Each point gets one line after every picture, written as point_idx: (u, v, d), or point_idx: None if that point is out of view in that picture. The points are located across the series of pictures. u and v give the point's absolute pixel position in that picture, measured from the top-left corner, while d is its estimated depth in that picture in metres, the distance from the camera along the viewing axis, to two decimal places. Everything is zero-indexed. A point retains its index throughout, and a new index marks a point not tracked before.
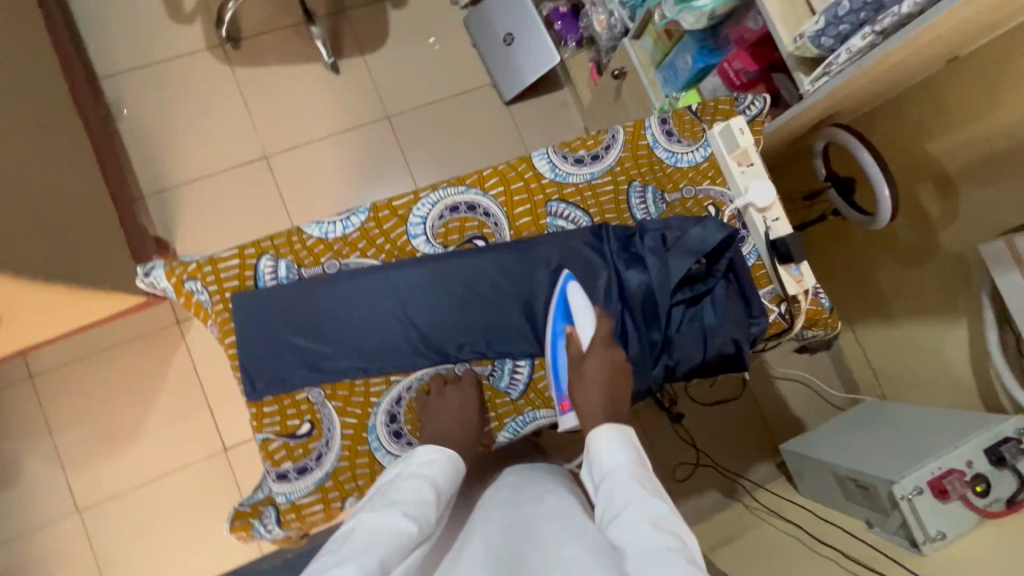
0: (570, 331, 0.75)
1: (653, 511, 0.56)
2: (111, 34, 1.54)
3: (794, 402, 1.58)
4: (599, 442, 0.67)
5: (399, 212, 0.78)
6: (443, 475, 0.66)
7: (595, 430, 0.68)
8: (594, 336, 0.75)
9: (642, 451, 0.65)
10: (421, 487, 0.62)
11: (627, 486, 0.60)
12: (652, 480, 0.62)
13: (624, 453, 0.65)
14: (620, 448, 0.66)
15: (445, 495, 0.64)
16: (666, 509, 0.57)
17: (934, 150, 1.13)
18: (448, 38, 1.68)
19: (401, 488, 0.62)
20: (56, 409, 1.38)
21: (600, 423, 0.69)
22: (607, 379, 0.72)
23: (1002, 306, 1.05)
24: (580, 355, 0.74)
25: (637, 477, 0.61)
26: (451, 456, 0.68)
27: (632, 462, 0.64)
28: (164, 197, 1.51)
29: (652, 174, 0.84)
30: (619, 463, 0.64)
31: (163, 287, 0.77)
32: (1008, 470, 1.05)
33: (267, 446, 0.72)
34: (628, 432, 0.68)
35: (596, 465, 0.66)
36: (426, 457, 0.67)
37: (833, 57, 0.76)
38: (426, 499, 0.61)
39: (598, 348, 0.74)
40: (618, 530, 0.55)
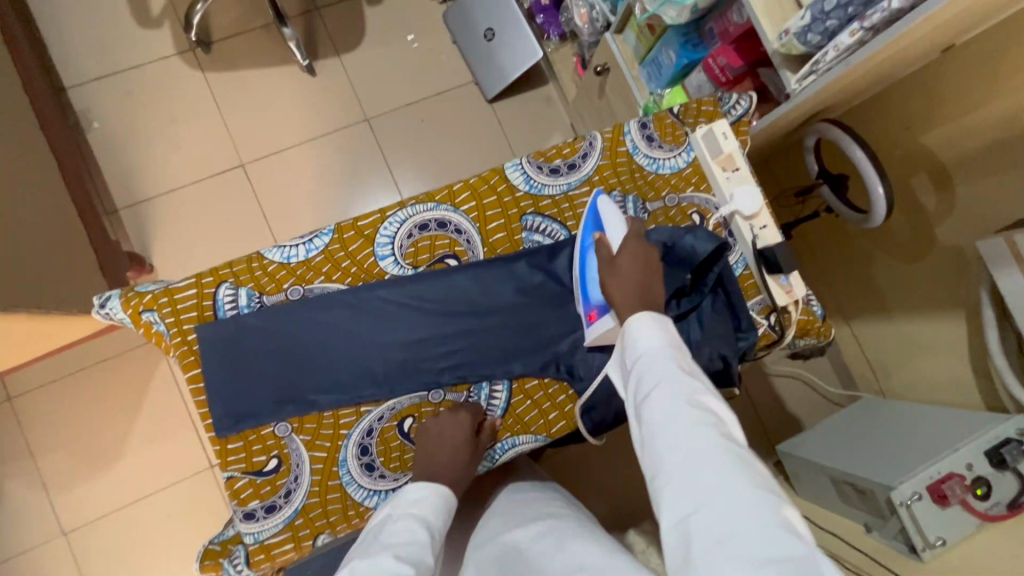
0: (599, 237, 0.71)
1: (695, 395, 0.56)
2: (77, 42, 1.49)
3: (790, 399, 1.55)
4: (638, 324, 0.63)
5: (365, 232, 0.74)
6: (435, 513, 0.63)
7: (631, 313, 0.64)
8: (625, 236, 0.70)
9: (678, 330, 0.62)
10: (412, 527, 0.59)
11: (667, 372, 0.58)
12: (687, 357, 0.61)
13: (660, 332, 0.62)
14: (657, 329, 0.62)
15: (438, 533, 0.61)
16: (707, 392, 0.57)
17: (929, 141, 1.08)
18: (427, 35, 1.62)
19: (391, 531, 0.59)
20: (35, 431, 1.35)
21: (637, 312, 0.64)
22: (641, 275, 0.66)
23: (1002, 303, 1.02)
24: (609, 257, 0.68)
25: (679, 362, 0.59)
26: (440, 493, 0.64)
27: (668, 340, 0.62)
28: (138, 210, 1.46)
29: (632, 182, 0.80)
30: (657, 344, 0.61)
31: (119, 317, 0.72)
32: (1008, 471, 1.02)
33: (232, 484, 0.69)
34: (664, 316, 0.63)
35: (633, 349, 0.63)
36: (415, 495, 0.64)
37: (821, 55, 0.72)
38: (419, 542, 0.58)
39: (631, 245, 0.68)
40: (661, 415, 0.56)
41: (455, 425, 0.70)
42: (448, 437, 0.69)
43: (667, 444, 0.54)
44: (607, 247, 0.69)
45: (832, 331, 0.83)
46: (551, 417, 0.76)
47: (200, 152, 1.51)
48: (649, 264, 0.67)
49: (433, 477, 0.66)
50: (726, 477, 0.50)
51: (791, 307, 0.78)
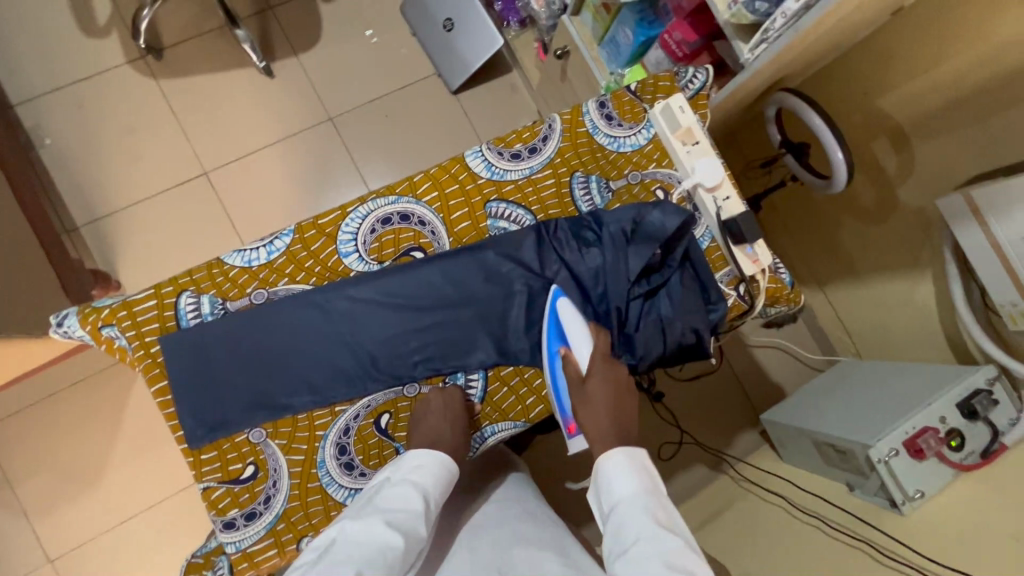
0: (565, 352, 0.71)
1: (666, 549, 0.52)
2: (20, 57, 1.43)
3: (772, 369, 1.57)
4: (609, 465, 0.61)
5: (326, 230, 0.72)
6: (433, 483, 0.63)
7: (605, 452, 0.63)
8: (591, 353, 0.70)
9: (655, 474, 0.60)
10: (409, 496, 0.60)
11: (638, 522, 0.55)
12: (667, 507, 0.58)
13: (636, 478, 0.60)
14: (631, 473, 0.60)
15: (435, 503, 0.62)
16: (680, 547, 0.53)
17: (886, 104, 1.09)
18: (385, 29, 1.60)
19: (388, 496, 0.60)
20: (10, 461, 1.31)
21: (611, 448, 0.63)
22: (610, 400, 0.68)
23: (964, 259, 1.04)
24: (579, 378, 0.70)
25: (650, 510, 0.56)
26: (441, 458, 0.65)
27: (641, 486, 0.59)
28: (100, 226, 1.42)
29: (595, 162, 0.80)
30: (630, 488, 0.59)
31: (79, 335, 0.70)
32: (980, 421, 1.05)
33: (209, 495, 0.68)
34: (639, 455, 0.62)
35: (605, 494, 0.61)
36: (415, 462, 0.64)
37: (770, 23, 0.73)
38: (412, 510, 0.59)
39: (599, 366, 0.70)
40: (628, 568, 0.52)
41: (448, 395, 0.71)
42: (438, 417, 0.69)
43: None
44: (575, 365, 0.70)
45: (801, 297, 0.84)
46: (529, 402, 0.75)
47: (161, 163, 1.47)
48: (618, 390, 0.68)
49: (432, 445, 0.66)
50: None
51: (759, 276, 0.78)
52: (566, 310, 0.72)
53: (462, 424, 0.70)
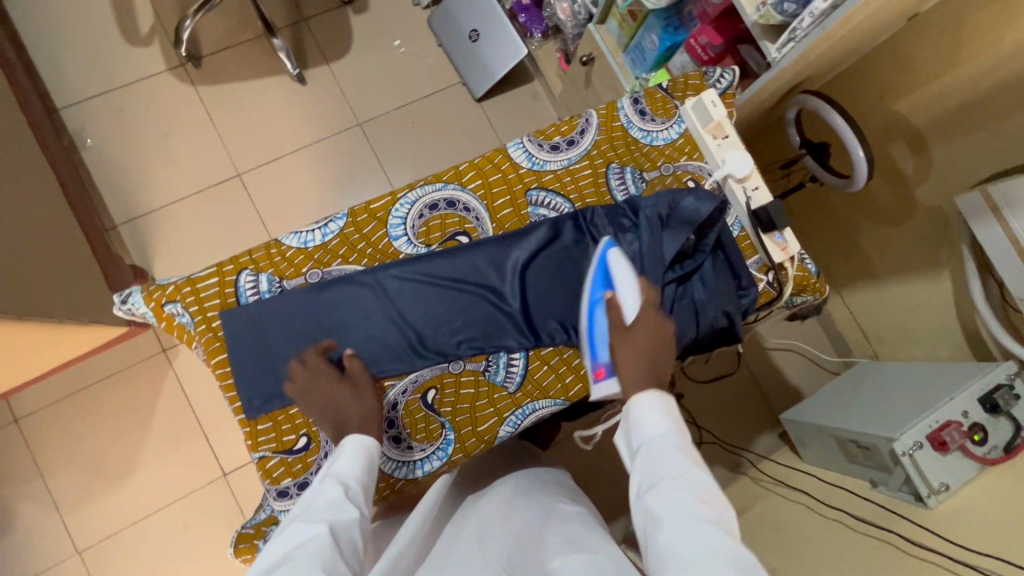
0: (610, 297, 0.72)
1: (696, 486, 0.57)
2: (67, 64, 1.50)
3: (789, 372, 1.59)
4: (641, 406, 0.65)
5: (378, 215, 0.77)
6: (351, 468, 0.63)
7: (638, 393, 0.66)
8: (637, 304, 0.71)
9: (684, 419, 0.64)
10: (326, 489, 0.60)
11: (670, 461, 0.60)
12: (692, 448, 0.62)
13: (667, 421, 0.64)
14: (663, 415, 0.64)
15: (356, 487, 0.62)
16: (709, 484, 0.58)
17: (903, 108, 1.13)
18: (413, 39, 1.67)
19: (305, 500, 0.60)
20: (43, 451, 1.34)
21: (646, 390, 0.66)
22: (649, 348, 0.68)
23: (983, 256, 1.07)
24: (621, 326, 0.70)
25: (681, 450, 0.61)
26: (348, 441, 0.65)
27: (672, 427, 0.63)
28: (137, 225, 1.47)
29: (629, 154, 0.84)
30: (662, 429, 0.63)
31: (142, 312, 0.74)
32: (1003, 416, 1.07)
33: (265, 464, 0.70)
34: (671, 399, 0.65)
35: (635, 432, 0.65)
36: (329, 459, 0.64)
37: (798, 22, 0.77)
38: (333, 502, 0.59)
39: (646, 314, 0.70)
40: (661, 501, 0.57)
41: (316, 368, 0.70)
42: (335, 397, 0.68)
43: (666, 534, 0.54)
44: (619, 313, 0.70)
45: (827, 286, 0.87)
46: (568, 381, 0.77)
47: (197, 165, 1.52)
48: (663, 339, 0.69)
49: (361, 431, 0.67)
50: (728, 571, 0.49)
51: (788, 264, 0.82)
52: (617, 259, 0.73)
53: (366, 391, 0.70)
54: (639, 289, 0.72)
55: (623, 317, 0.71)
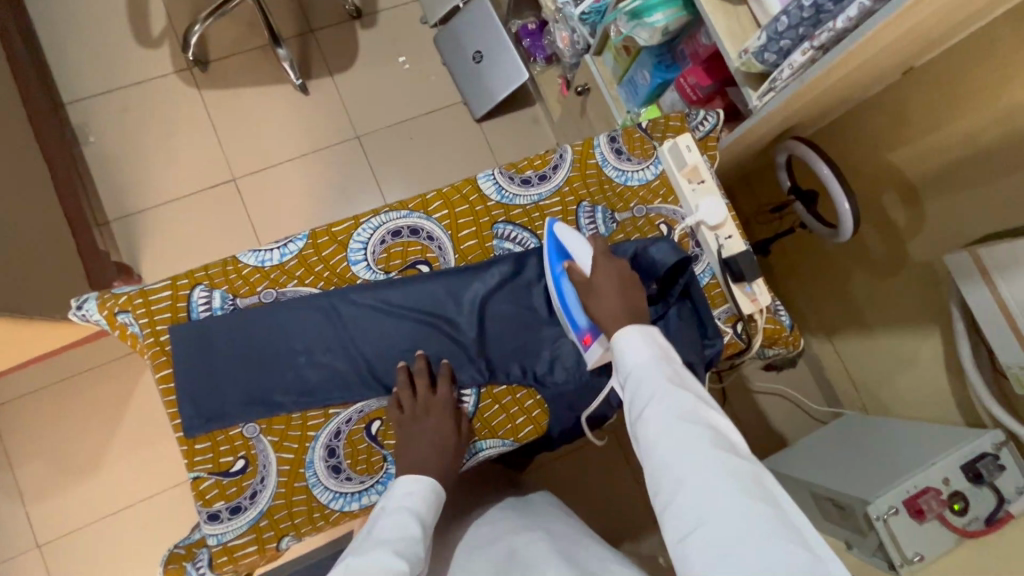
0: (569, 264, 0.72)
1: (683, 405, 0.57)
2: (78, 61, 1.54)
3: (776, 417, 1.55)
4: (623, 340, 0.64)
5: (339, 238, 0.76)
6: (424, 510, 0.62)
7: (618, 330, 0.66)
8: (592, 255, 0.72)
9: (667, 342, 0.64)
10: (406, 522, 0.59)
11: (654, 383, 0.60)
12: (679, 370, 0.61)
13: (651, 350, 0.63)
14: (644, 344, 0.63)
15: (430, 531, 0.61)
16: (698, 400, 0.58)
17: (898, 158, 1.11)
18: (418, 57, 1.68)
19: (384, 525, 0.58)
20: (15, 441, 1.34)
21: (623, 326, 0.66)
22: (621, 294, 0.69)
23: (973, 318, 1.03)
24: (585, 280, 0.71)
25: (665, 372, 0.61)
26: (429, 485, 0.65)
27: (656, 353, 0.63)
28: (130, 222, 1.48)
29: (602, 194, 0.83)
30: (645, 356, 0.63)
31: (94, 319, 0.73)
32: (985, 486, 1.02)
33: (198, 485, 0.69)
34: (652, 330, 0.65)
35: (620, 363, 0.65)
36: (405, 490, 0.64)
37: (778, 73, 0.75)
38: (412, 535, 0.57)
39: (603, 261, 0.71)
40: (651, 422, 0.57)
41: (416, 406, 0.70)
42: (430, 438, 0.69)
43: (660, 453, 0.55)
44: (580, 273, 0.71)
45: (800, 340, 0.84)
46: (518, 422, 0.76)
47: (194, 167, 1.54)
48: (624, 278, 0.69)
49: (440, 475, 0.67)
50: (723, 483, 0.50)
51: (758, 315, 0.79)
52: (565, 229, 0.74)
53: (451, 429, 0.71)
54: (590, 243, 0.74)
55: (584, 273, 0.71)
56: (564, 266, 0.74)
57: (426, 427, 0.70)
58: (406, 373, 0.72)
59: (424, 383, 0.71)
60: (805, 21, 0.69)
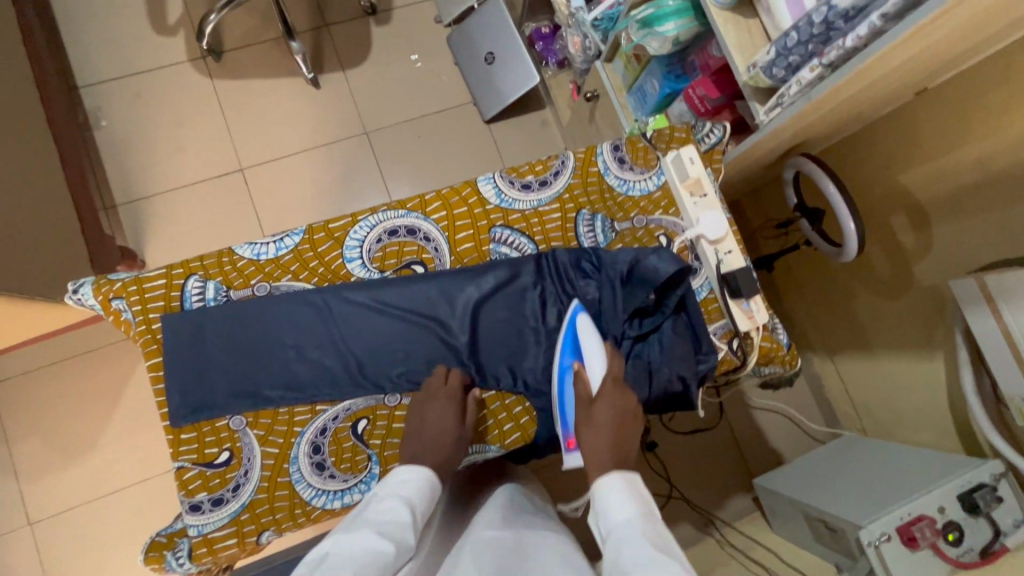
0: (577, 367, 0.71)
1: (673, 569, 0.44)
2: (94, 45, 1.55)
3: (773, 435, 1.53)
4: (607, 490, 0.56)
5: (335, 234, 0.75)
6: (418, 499, 0.60)
7: (602, 474, 0.59)
8: (604, 375, 0.70)
9: (654, 502, 0.55)
10: (397, 509, 0.57)
11: (637, 545, 0.48)
12: (663, 533, 0.51)
13: (636, 504, 0.54)
14: (630, 498, 0.55)
15: (422, 521, 0.58)
16: (690, 570, 0.44)
17: (908, 180, 1.09)
18: (431, 56, 1.68)
19: (377, 509, 0.56)
20: (12, 418, 1.35)
21: (610, 471, 0.59)
22: (617, 422, 0.65)
23: (977, 347, 1.01)
24: (587, 400, 0.68)
25: (651, 534, 0.50)
26: (428, 475, 0.63)
27: (642, 512, 0.53)
28: (137, 207, 1.50)
29: (602, 202, 0.82)
30: (629, 513, 0.53)
31: (89, 304, 0.73)
32: (982, 518, 1.00)
33: (182, 475, 0.69)
34: (639, 481, 0.57)
35: (603, 522, 0.55)
36: (403, 477, 0.62)
37: (785, 89, 0.74)
38: (402, 521, 0.55)
39: (610, 389, 0.68)
40: None
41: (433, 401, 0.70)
42: (437, 428, 0.68)
43: None
44: (585, 385, 0.70)
45: (797, 360, 0.83)
46: (506, 428, 0.75)
47: (202, 155, 1.55)
48: (625, 415, 0.65)
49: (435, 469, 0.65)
50: None
51: (753, 333, 0.78)
52: (587, 329, 0.72)
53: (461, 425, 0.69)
54: (607, 358, 0.71)
55: (590, 391, 0.69)
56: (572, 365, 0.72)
57: (432, 415, 0.68)
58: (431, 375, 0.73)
59: (440, 373, 0.72)
60: (815, 38, 0.68)
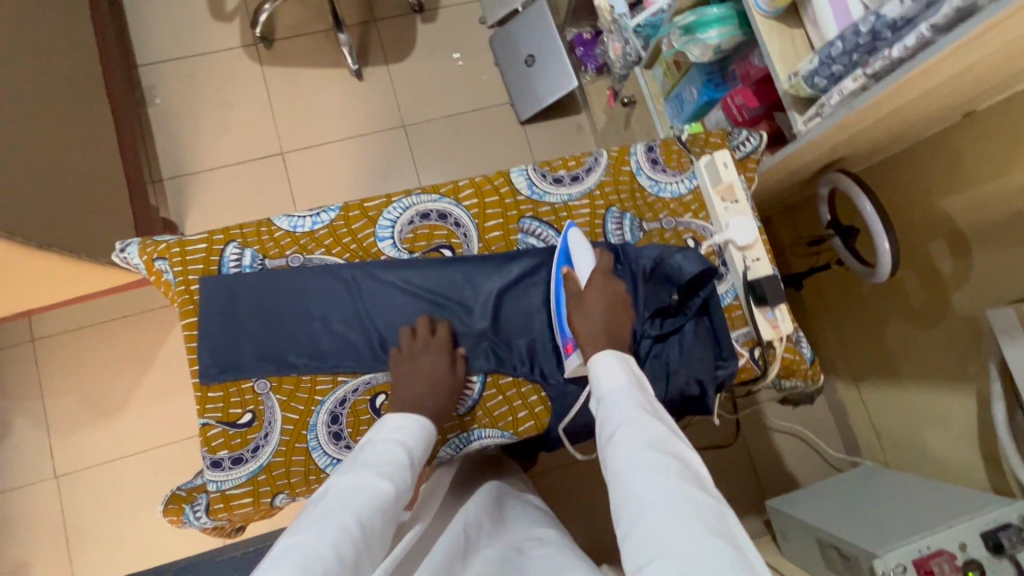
0: (568, 271, 0.73)
1: (655, 434, 0.53)
2: (155, 28, 1.63)
3: (789, 457, 1.51)
4: (600, 366, 0.63)
5: (370, 213, 0.78)
6: (416, 443, 0.64)
7: (597, 352, 0.64)
8: (593, 271, 0.73)
9: (641, 370, 0.62)
10: (394, 451, 0.61)
11: (626, 410, 0.57)
12: (654, 401, 0.58)
13: (625, 376, 0.61)
14: (619, 368, 0.62)
15: (418, 461, 0.63)
16: (669, 434, 0.54)
17: (948, 206, 1.06)
18: (472, 55, 1.71)
19: (375, 450, 0.61)
20: (49, 374, 1.42)
21: (600, 350, 0.65)
22: (607, 312, 0.69)
23: (1012, 381, 0.98)
24: (579, 293, 0.71)
25: (639, 400, 0.58)
26: (421, 422, 0.66)
27: (630, 380, 0.61)
28: (181, 183, 1.56)
29: (632, 202, 0.82)
30: (620, 383, 0.61)
31: (134, 263, 0.77)
32: (1006, 558, 0.96)
33: (206, 432, 0.72)
34: (629, 358, 0.63)
35: (595, 390, 0.62)
36: (397, 423, 0.65)
37: (826, 99, 0.74)
38: (399, 464, 0.60)
39: (599, 280, 0.72)
40: (616, 453, 0.53)
41: (423, 357, 0.71)
42: (431, 376, 0.70)
43: (623, 485, 0.50)
44: (575, 283, 0.72)
45: (819, 374, 0.82)
46: (520, 416, 0.76)
47: (246, 137, 1.61)
48: (615, 299, 0.70)
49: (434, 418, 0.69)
50: (685, 520, 0.45)
51: (777, 343, 0.77)
52: (577, 236, 0.75)
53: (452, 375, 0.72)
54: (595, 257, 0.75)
55: (579, 285, 0.72)
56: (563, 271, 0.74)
57: (423, 366, 0.71)
58: (412, 329, 0.75)
59: (425, 327, 0.74)
60: (859, 48, 0.67)
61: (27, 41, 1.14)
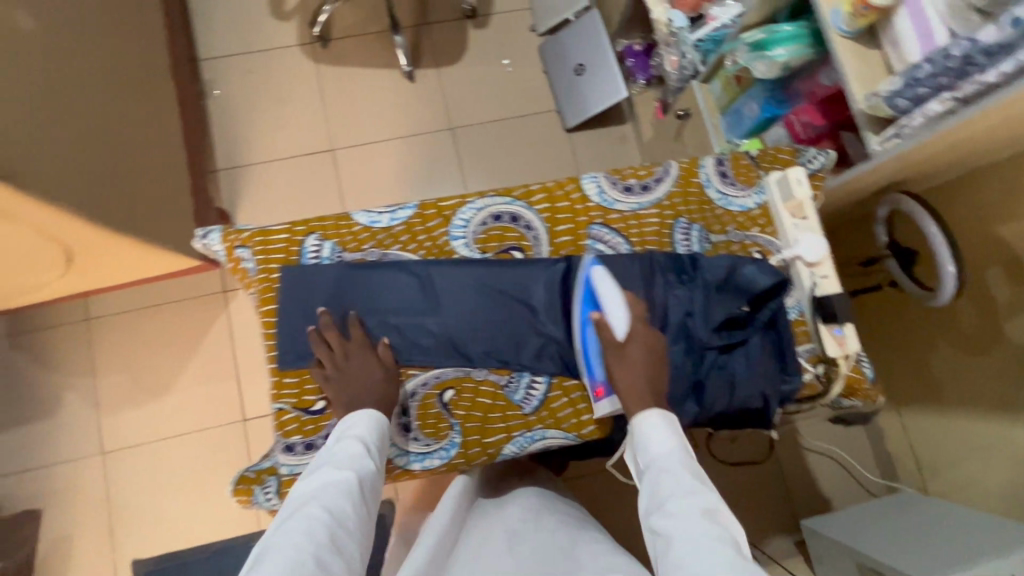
0: (599, 317, 0.72)
1: (703, 501, 0.56)
2: (217, 23, 1.69)
3: (822, 479, 1.50)
4: (647, 425, 0.65)
5: (444, 212, 0.80)
6: (371, 433, 0.67)
7: (642, 410, 0.67)
8: (625, 319, 0.71)
9: (687, 435, 0.64)
10: (348, 446, 0.64)
11: (676, 476, 0.59)
12: (701, 470, 0.61)
13: (674, 439, 0.63)
14: (666, 431, 0.64)
15: (376, 448, 0.66)
16: (716, 502, 0.56)
17: (1010, 233, 1.05)
18: (521, 61, 1.74)
19: (333, 451, 0.64)
20: (101, 353, 1.46)
21: (645, 407, 0.67)
22: (649, 365, 0.70)
23: None
24: (618, 345, 0.71)
25: (686, 465, 0.60)
26: (367, 412, 0.68)
27: (677, 445, 0.63)
28: (235, 174, 1.60)
29: (700, 214, 0.83)
30: (667, 446, 0.63)
31: (214, 250, 0.79)
32: None
33: (281, 416, 0.75)
34: (674, 419, 0.66)
35: (641, 450, 0.65)
36: (347, 421, 0.68)
37: (907, 120, 0.74)
38: (354, 456, 0.64)
39: (641, 327, 0.71)
40: (665, 518, 0.55)
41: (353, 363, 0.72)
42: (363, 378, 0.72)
43: (673, 552, 0.52)
44: (609, 332, 0.71)
45: (881, 396, 0.81)
46: (583, 419, 0.77)
47: (299, 133, 1.65)
48: (655, 356, 0.70)
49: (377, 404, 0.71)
50: None
51: (842, 361, 0.77)
52: (602, 277, 0.73)
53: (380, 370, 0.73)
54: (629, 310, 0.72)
55: (616, 337, 0.71)
56: (593, 315, 0.73)
57: (351, 369, 0.72)
58: (322, 337, 0.74)
59: (334, 335, 0.74)
60: (949, 71, 0.67)
61: (100, 32, 1.18)
